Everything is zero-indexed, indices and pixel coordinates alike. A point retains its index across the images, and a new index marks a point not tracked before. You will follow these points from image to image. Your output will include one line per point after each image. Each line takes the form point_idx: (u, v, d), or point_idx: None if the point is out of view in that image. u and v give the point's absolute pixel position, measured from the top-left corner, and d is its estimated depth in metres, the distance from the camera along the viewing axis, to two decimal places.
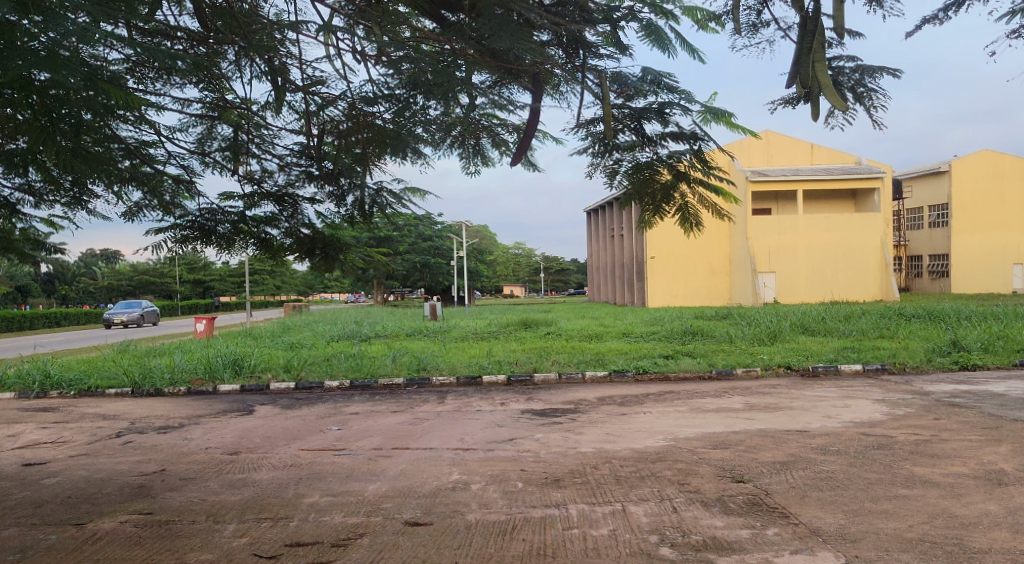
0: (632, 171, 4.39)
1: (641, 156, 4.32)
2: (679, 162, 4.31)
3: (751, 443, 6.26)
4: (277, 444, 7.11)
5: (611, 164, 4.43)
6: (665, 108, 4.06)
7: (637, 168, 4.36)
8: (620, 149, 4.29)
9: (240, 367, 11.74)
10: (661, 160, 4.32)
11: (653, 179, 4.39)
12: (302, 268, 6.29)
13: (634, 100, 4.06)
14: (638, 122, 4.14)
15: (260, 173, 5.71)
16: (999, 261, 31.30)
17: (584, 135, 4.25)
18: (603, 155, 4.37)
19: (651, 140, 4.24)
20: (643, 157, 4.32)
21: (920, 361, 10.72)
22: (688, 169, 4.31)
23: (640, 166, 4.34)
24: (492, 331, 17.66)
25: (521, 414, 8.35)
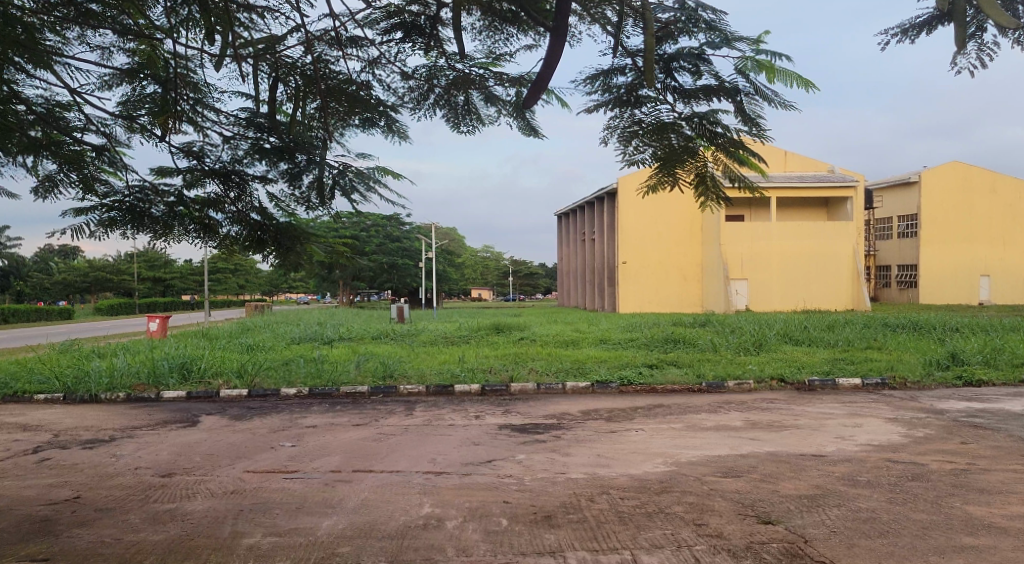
0: (654, 132, 3.55)
1: (665, 113, 3.50)
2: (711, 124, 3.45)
3: (765, 470, 5.50)
4: (219, 464, 6.13)
5: (627, 126, 3.58)
6: (702, 54, 3.23)
7: (658, 131, 3.54)
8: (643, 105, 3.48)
9: (187, 371, 10.70)
10: (686, 122, 3.49)
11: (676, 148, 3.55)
12: (263, 267, 5.33)
13: (664, 42, 3.26)
14: (667, 72, 3.32)
15: (201, 146, 4.83)
16: (967, 272, 31.24)
17: (600, 88, 3.50)
18: (619, 112, 3.55)
19: (682, 96, 3.39)
20: (666, 117, 3.51)
21: (922, 375, 10.09)
22: (717, 135, 3.48)
23: (662, 128, 3.52)
24: (462, 335, 16.80)
25: (498, 430, 7.49)
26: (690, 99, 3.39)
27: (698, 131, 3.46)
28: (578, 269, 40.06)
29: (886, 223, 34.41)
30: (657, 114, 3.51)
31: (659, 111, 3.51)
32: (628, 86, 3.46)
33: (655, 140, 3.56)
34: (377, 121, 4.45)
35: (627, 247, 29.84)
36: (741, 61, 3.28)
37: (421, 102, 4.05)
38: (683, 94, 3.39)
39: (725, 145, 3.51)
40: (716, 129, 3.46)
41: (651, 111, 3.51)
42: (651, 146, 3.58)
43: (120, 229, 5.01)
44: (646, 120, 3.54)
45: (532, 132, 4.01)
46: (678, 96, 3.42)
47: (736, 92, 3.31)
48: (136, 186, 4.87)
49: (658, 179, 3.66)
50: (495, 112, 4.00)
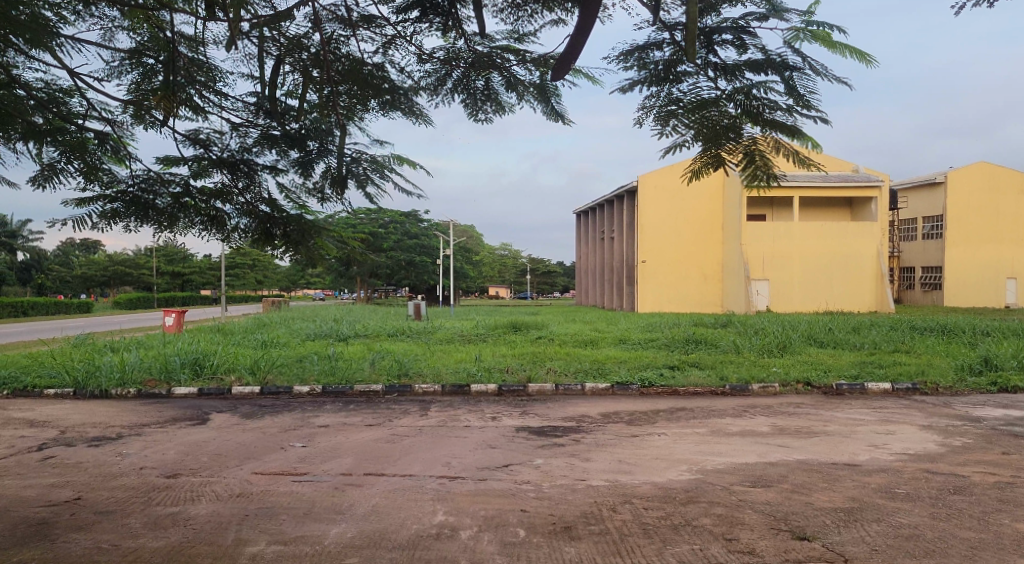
0: (695, 109, 3.37)
1: (706, 89, 3.33)
2: (756, 100, 3.28)
3: (796, 480, 5.22)
4: (226, 464, 5.96)
5: (663, 105, 3.40)
6: (745, 27, 3.10)
7: (699, 107, 3.36)
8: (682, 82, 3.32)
9: (200, 367, 10.57)
10: (731, 98, 3.31)
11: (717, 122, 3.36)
12: (277, 262, 5.15)
13: (706, 14, 3.13)
14: (709, 46, 3.18)
15: (207, 134, 4.63)
16: (993, 275, 30.52)
17: (636, 65, 3.32)
18: (658, 89, 3.37)
19: (723, 72, 3.21)
20: (710, 93, 3.33)
21: (954, 380, 9.73)
22: (763, 106, 3.28)
23: (703, 105, 3.35)
24: (479, 334, 16.57)
25: (515, 433, 7.25)
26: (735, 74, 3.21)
27: (743, 106, 3.27)
28: (596, 267, 39.71)
29: (910, 224, 33.78)
30: (698, 91, 3.35)
31: (700, 88, 3.33)
32: (666, 61, 3.29)
33: (697, 115, 3.36)
34: (396, 105, 4.23)
35: (646, 246, 29.49)
36: (792, 31, 3.11)
37: (438, 87, 3.86)
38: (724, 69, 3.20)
39: (776, 122, 3.30)
40: (762, 106, 3.27)
41: (692, 87, 3.34)
42: (692, 126, 3.38)
43: (123, 222, 4.81)
44: (686, 98, 3.36)
45: (557, 117, 3.78)
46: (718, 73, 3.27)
47: (784, 65, 3.07)
48: (140, 175, 4.70)
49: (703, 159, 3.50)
50: (516, 98, 3.80)
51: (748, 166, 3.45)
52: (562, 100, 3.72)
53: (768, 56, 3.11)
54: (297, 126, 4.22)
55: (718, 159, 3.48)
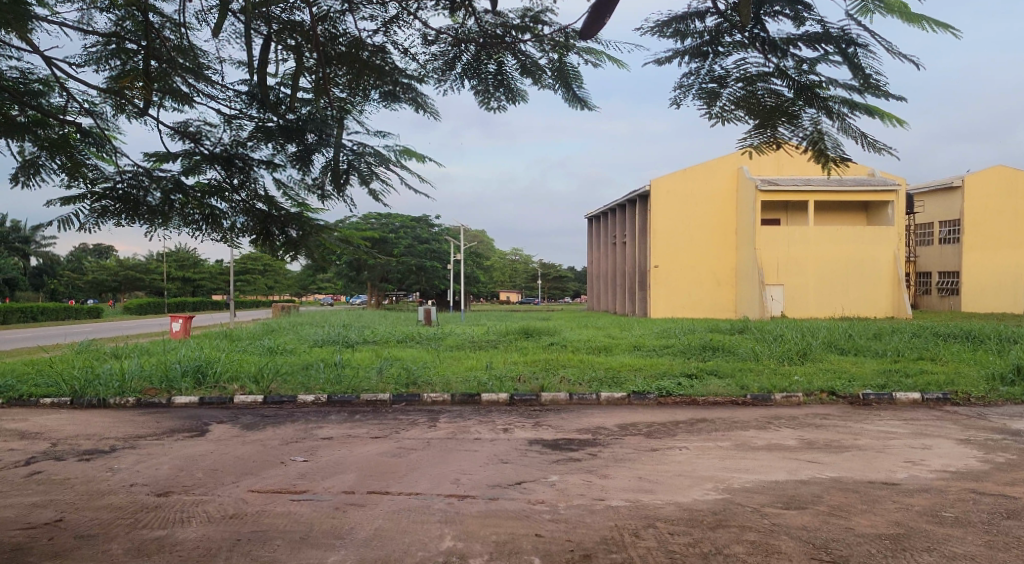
0: (741, 87, 3.10)
1: (751, 62, 3.07)
2: (813, 79, 3.02)
3: (833, 501, 4.82)
4: (221, 483, 5.70)
5: (703, 83, 3.16)
6: None
7: (747, 82, 3.09)
8: (725, 57, 3.10)
9: (202, 376, 10.29)
10: (782, 75, 3.04)
11: (764, 102, 3.06)
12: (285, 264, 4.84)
13: None
14: (757, 20, 2.99)
15: (198, 127, 4.32)
16: (1013, 281, 29.87)
17: (673, 36, 3.10)
18: (698, 68, 3.14)
19: (773, 48, 3.03)
20: (757, 68, 3.07)
21: (986, 390, 9.28)
22: (825, 87, 3.01)
23: (751, 80, 3.08)
24: (490, 340, 16.23)
25: (528, 446, 6.90)
26: (788, 48, 3.01)
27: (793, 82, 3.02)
28: (608, 272, 39.31)
29: (927, 229, 33.19)
30: (744, 67, 3.09)
31: (746, 61, 3.08)
32: (710, 31, 3.08)
33: (745, 92, 3.08)
34: (400, 95, 3.94)
35: (658, 250, 29.08)
36: (856, 4, 2.75)
37: (445, 73, 3.58)
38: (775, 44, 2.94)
39: (840, 101, 3.01)
40: (825, 83, 3.00)
41: (738, 61, 3.09)
42: (738, 104, 3.09)
43: (114, 220, 4.50)
44: (731, 74, 3.11)
45: (579, 104, 3.42)
46: (767, 49, 3.06)
47: (846, 40, 2.83)
48: (129, 171, 4.37)
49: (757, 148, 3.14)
50: (532, 84, 3.49)
51: (813, 151, 3.07)
52: (584, 83, 3.38)
53: (826, 29, 2.87)
54: (294, 118, 3.94)
55: (775, 142, 3.09)
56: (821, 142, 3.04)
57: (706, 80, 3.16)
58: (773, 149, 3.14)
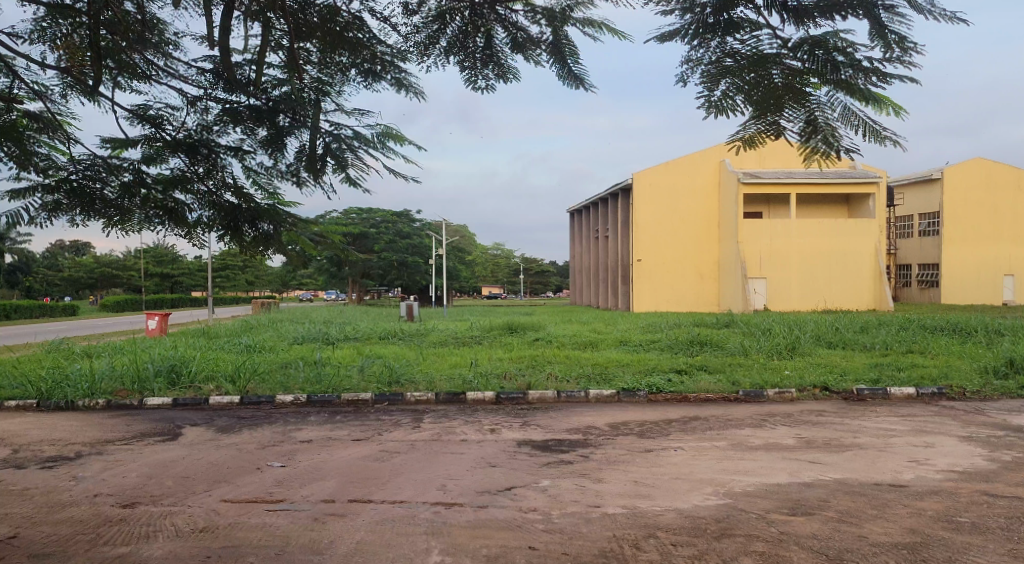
0: (750, 64, 2.78)
1: (765, 39, 2.76)
2: (834, 54, 2.70)
3: (841, 506, 4.58)
4: (193, 491, 5.41)
5: (715, 59, 2.83)
6: None
7: (756, 64, 2.78)
8: (733, 27, 2.78)
9: (176, 376, 9.91)
10: (794, 51, 2.73)
11: (769, 83, 2.77)
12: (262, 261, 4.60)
13: None
14: None
15: (160, 111, 4.08)
16: (992, 273, 30.06)
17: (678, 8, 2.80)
18: (705, 39, 2.81)
19: None
20: (767, 47, 2.76)
21: (981, 385, 9.12)
22: (842, 60, 2.70)
23: (762, 61, 2.76)
24: (475, 336, 15.93)
25: (516, 448, 6.61)
26: None
27: (809, 60, 2.71)
28: (591, 266, 39.11)
29: (907, 221, 33.27)
30: (757, 42, 2.78)
31: (758, 40, 2.78)
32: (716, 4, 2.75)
33: (748, 73, 2.78)
34: (381, 74, 3.68)
35: (641, 244, 28.94)
36: None
37: (430, 48, 3.29)
38: (795, 13, 2.57)
39: (848, 82, 2.72)
40: (841, 57, 2.70)
41: (749, 39, 2.78)
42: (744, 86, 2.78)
43: (68, 215, 4.28)
44: (742, 52, 2.80)
45: (574, 83, 3.13)
46: None
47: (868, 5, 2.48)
48: (85, 160, 4.12)
49: (752, 131, 2.89)
50: (524, 60, 3.21)
51: (810, 142, 2.82)
52: (581, 59, 3.08)
53: None
54: (265, 99, 3.80)
55: (771, 129, 2.86)
56: (821, 132, 2.78)
57: (709, 56, 2.83)
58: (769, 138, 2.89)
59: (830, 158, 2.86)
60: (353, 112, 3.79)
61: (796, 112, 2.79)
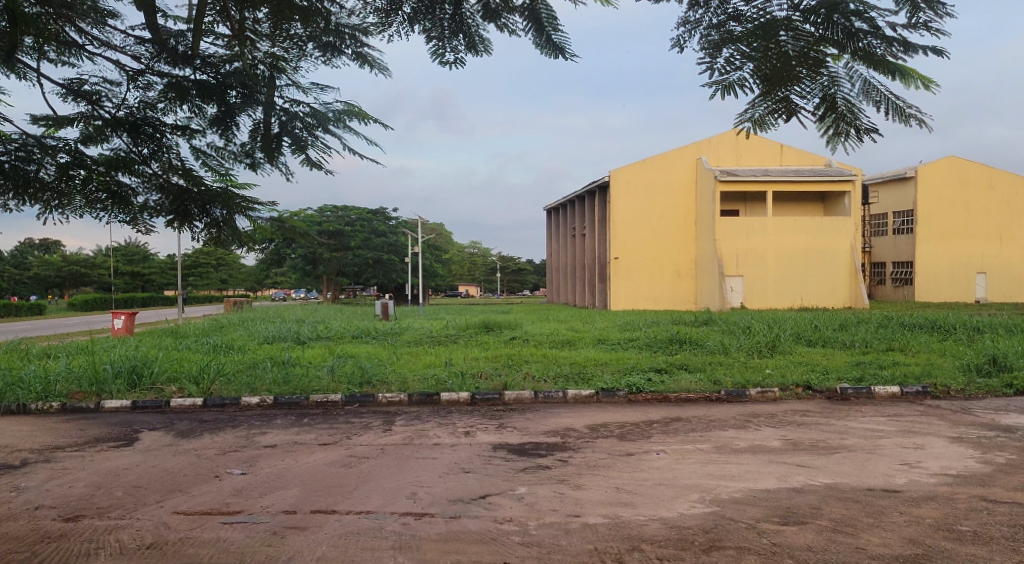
0: (757, 32, 2.49)
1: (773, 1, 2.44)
2: (851, 21, 2.42)
3: (835, 513, 4.33)
4: (143, 503, 5.02)
5: (716, 21, 2.57)
6: None
7: (764, 31, 2.49)
8: None
9: (136, 377, 9.45)
10: (805, 13, 2.43)
11: (782, 53, 2.49)
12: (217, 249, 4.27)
13: None
14: None
15: (100, 86, 3.75)
16: (964, 270, 30.35)
17: None
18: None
19: None
20: (776, 9, 2.45)
21: (966, 383, 8.97)
22: (865, 27, 2.43)
23: (771, 26, 2.47)
24: (449, 335, 15.59)
25: (491, 453, 6.30)
26: None
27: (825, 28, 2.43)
28: (568, 264, 38.88)
29: (880, 219, 33.42)
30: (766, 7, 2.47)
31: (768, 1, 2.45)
32: None
33: (750, 41, 2.51)
34: (341, 48, 3.38)
35: (619, 242, 28.74)
36: None
37: (392, 15, 2.99)
38: None
39: (872, 54, 2.46)
40: (863, 22, 2.42)
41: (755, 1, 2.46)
42: (746, 57, 2.53)
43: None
44: (748, 14, 2.49)
45: (552, 52, 2.83)
46: None
47: None
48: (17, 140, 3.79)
49: (761, 110, 2.63)
50: (498, 29, 2.90)
51: (827, 118, 2.58)
52: (559, 25, 2.76)
53: None
54: (214, 73, 3.49)
55: (782, 107, 2.60)
56: (839, 108, 2.55)
57: (710, 20, 2.59)
58: (780, 118, 2.66)
59: (847, 138, 2.61)
60: (311, 89, 3.46)
61: (811, 87, 2.53)
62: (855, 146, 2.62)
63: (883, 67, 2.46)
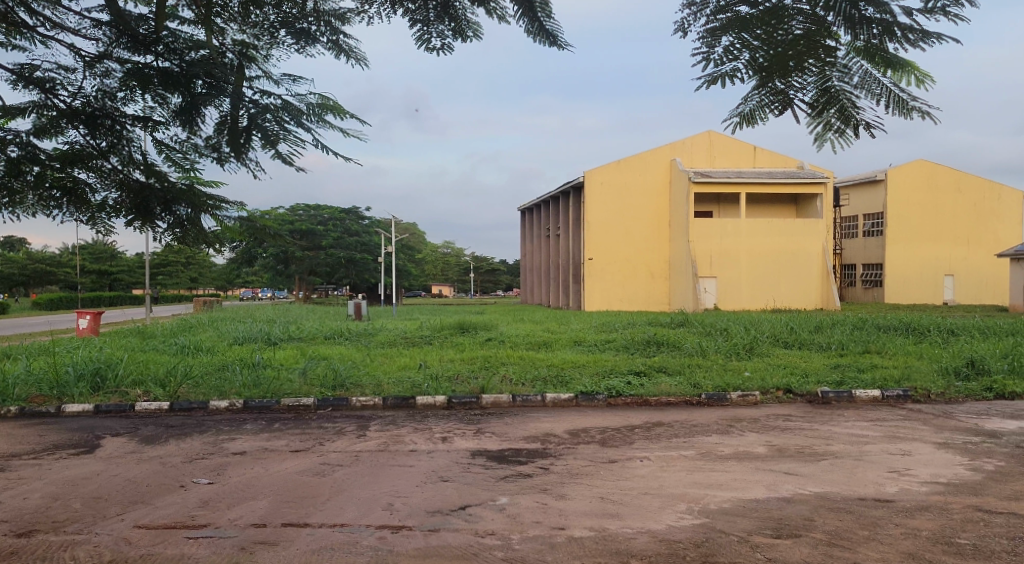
0: (760, 19, 2.31)
1: None
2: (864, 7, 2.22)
3: (829, 526, 4.19)
4: (103, 515, 4.74)
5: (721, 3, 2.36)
6: None
7: (771, 16, 2.30)
8: None
9: (100, 380, 9.08)
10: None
11: (787, 40, 2.30)
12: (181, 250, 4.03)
13: None
14: None
15: (55, 75, 3.51)
16: (933, 273, 30.78)
17: None
18: None
19: None
20: None
21: (946, 387, 8.95)
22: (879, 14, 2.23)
23: (777, 12, 2.29)
24: (424, 336, 15.35)
25: (470, 459, 6.08)
26: None
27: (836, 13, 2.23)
28: (542, 265, 38.76)
29: (851, 222, 33.73)
30: None
31: None
32: None
33: (758, 28, 2.31)
34: (315, 37, 3.17)
35: (594, 243, 28.68)
36: None
37: None
38: None
39: (879, 47, 2.27)
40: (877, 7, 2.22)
41: None
42: (748, 44, 2.35)
43: None
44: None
45: (546, 41, 2.62)
46: None
47: None
48: None
49: (755, 102, 2.47)
50: (487, 15, 2.69)
51: (821, 113, 2.43)
52: (554, 13, 2.58)
53: None
54: (179, 61, 3.26)
55: (778, 100, 2.44)
56: (837, 102, 2.39)
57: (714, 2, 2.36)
58: (772, 113, 2.50)
59: (843, 134, 2.45)
60: (282, 80, 3.25)
61: (807, 79, 2.37)
62: (846, 141, 2.46)
63: (887, 59, 2.29)
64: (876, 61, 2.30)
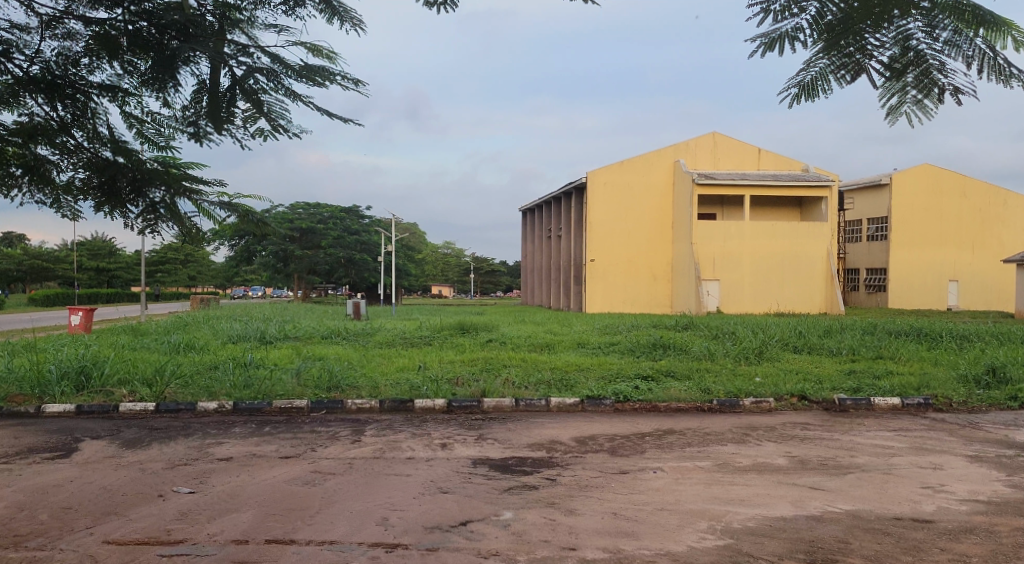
0: None
1: None
2: None
3: (868, 549, 3.80)
4: (70, 529, 4.34)
5: None
6: None
7: None
8: None
9: (84, 378, 8.69)
10: None
11: None
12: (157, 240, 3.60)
13: None
14: None
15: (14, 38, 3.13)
16: (938, 278, 30.39)
17: None
18: None
19: None
20: None
21: (969, 396, 8.56)
22: None
23: None
24: (423, 336, 14.95)
25: (471, 469, 5.69)
26: None
27: None
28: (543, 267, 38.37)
29: (856, 226, 33.34)
30: None
31: None
32: None
33: None
34: None
35: (596, 244, 28.24)
36: None
37: None
38: None
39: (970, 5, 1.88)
40: None
41: None
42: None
43: None
44: None
45: None
46: None
47: None
48: None
49: (818, 67, 2.06)
50: None
51: (898, 82, 2.03)
52: None
53: None
54: (151, 21, 2.88)
55: (848, 65, 2.02)
56: (920, 64, 1.98)
57: None
58: (840, 85, 2.08)
59: (920, 107, 2.05)
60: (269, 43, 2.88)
61: (883, 37, 1.98)
62: (925, 115, 2.06)
63: (982, 16, 1.88)
64: (965, 16, 1.88)
